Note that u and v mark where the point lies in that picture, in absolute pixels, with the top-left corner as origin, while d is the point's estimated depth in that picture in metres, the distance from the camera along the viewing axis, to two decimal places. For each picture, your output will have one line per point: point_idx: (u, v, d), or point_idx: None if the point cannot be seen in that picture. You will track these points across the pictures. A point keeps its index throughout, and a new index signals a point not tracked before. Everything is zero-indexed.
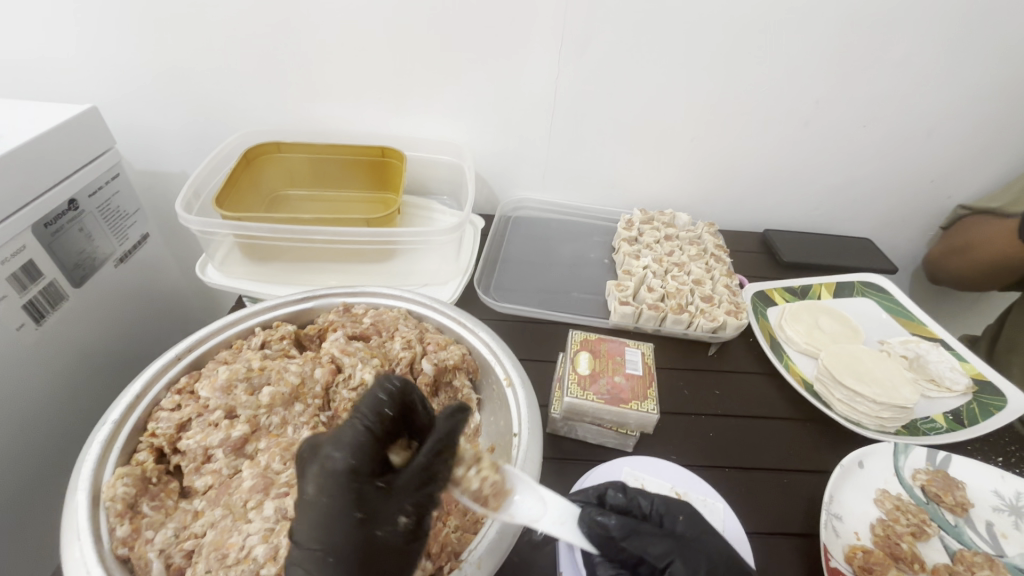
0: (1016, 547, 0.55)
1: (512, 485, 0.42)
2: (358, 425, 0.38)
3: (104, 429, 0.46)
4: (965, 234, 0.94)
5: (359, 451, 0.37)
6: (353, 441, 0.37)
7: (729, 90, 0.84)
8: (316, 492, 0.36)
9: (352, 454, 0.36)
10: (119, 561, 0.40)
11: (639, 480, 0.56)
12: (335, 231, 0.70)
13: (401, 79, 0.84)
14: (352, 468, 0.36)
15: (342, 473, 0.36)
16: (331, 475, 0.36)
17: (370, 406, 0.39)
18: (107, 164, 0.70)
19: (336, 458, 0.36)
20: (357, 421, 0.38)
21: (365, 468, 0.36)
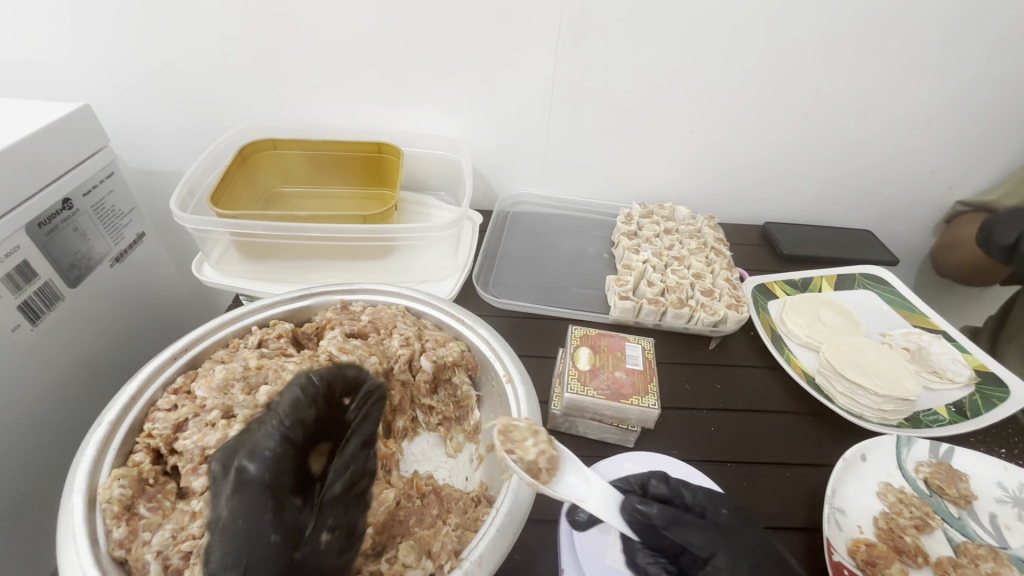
0: (1019, 539, 0.54)
1: (564, 465, 0.45)
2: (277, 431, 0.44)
3: (100, 430, 0.46)
4: (960, 230, 0.95)
5: (278, 463, 0.43)
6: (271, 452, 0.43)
7: (728, 81, 0.83)
8: (235, 510, 0.41)
9: (272, 466, 0.42)
10: (116, 563, 0.39)
11: None
12: (331, 228, 0.70)
13: (396, 73, 0.83)
14: (273, 480, 0.42)
15: (264, 485, 0.42)
16: (253, 488, 0.41)
17: (286, 413, 0.46)
18: (102, 163, 0.69)
19: (257, 470, 0.42)
20: (274, 430, 0.44)
21: (285, 480, 0.42)
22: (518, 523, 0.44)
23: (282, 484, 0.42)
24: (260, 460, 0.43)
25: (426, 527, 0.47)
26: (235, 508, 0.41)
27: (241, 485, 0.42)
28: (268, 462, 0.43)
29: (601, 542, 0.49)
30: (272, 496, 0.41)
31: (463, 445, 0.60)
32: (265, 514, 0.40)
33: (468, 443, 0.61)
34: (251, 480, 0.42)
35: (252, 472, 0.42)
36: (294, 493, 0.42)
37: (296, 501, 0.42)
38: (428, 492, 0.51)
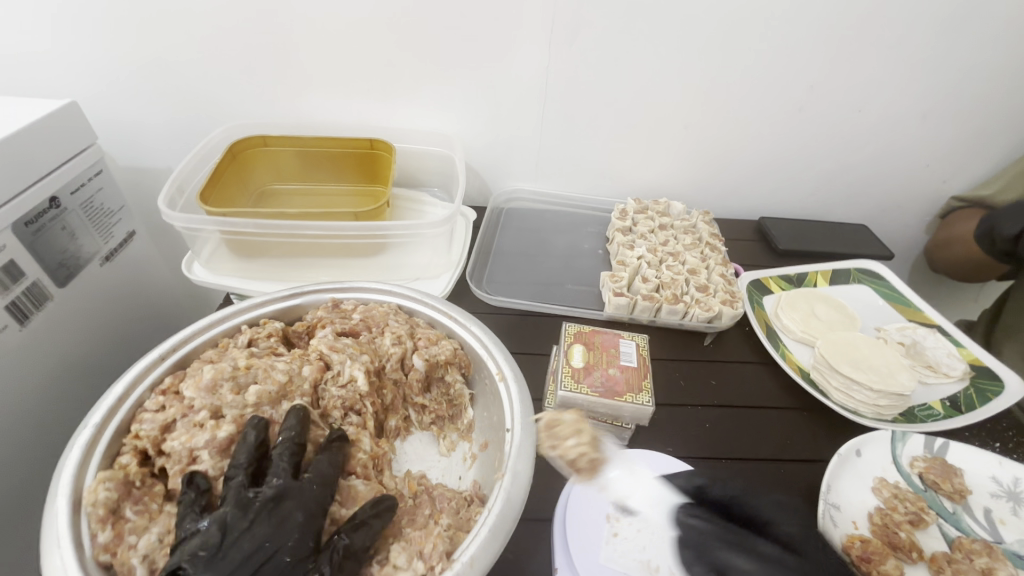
0: (1013, 533, 0.54)
1: (608, 462, 0.50)
2: (318, 475, 0.45)
3: (86, 432, 0.45)
4: (952, 231, 0.94)
5: (314, 506, 0.43)
6: (309, 495, 0.43)
7: (723, 76, 0.82)
8: (258, 539, 0.39)
9: (308, 509, 0.42)
10: (102, 567, 0.39)
11: None
12: (323, 226, 0.69)
13: (387, 68, 0.82)
14: (307, 519, 0.41)
15: (297, 522, 0.41)
16: (284, 523, 0.40)
17: (327, 461, 0.46)
18: (90, 160, 0.68)
19: (290, 506, 0.41)
20: (314, 475, 0.45)
21: (314, 524, 0.42)
22: (510, 523, 0.43)
23: (311, 528, 0.41)
24: (297, 499, 0.42)
25: (417, 527, 0.46)
26: (254, 537, 0.39)
27: (274, 515, 0.41)
28: (303, 500, 0.42)
29: (595, 538, 0.48)
30: (301, 536, 0.40)
31: (456, 444, 0.60)
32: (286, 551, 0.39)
33: (461, 441, 0.60)
34: (283, 513, 0.41)
35: (285, 507, 0.41)
36: (314, 541, 0.41)
37: (309, 546, 0.40)
38: (420, 492, 0.51)
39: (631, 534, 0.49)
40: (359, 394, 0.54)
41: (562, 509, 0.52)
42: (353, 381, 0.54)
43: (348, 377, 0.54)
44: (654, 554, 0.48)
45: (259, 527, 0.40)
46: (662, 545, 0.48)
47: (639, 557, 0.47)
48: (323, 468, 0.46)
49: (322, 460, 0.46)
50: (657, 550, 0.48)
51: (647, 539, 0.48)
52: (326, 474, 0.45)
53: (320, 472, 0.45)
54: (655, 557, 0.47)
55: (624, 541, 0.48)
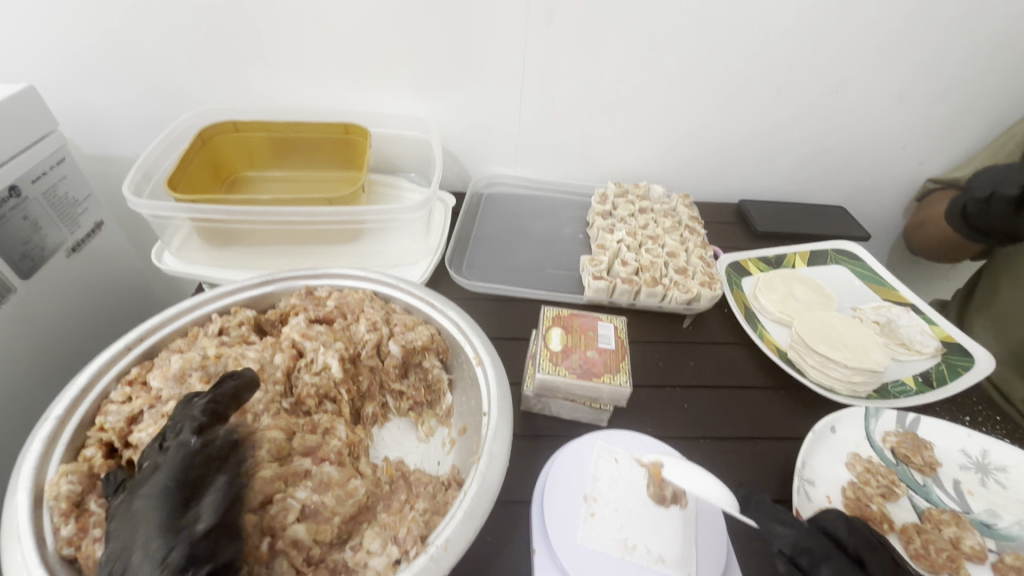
0: (981, 503, 0.56)
1: None
2: (174, 454, 0.40)
3: (47, 425, 0.44)
4: (928, 211, 0.96)
5: (164, 491, 0.38)
6: (160, 480, 0.38)
7: (701, 59, 0.82)
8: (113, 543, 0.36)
9: (159, 497, 0.37)
10: (65, 562, 0.38)
11: (613, 454, 0.54)
12: (297, 211, 0.67)
13: (359, 51, 0.79)
14: (155, 510, 0.37)
15: (144, 516, 0.37)
16: (133, 519, 0.37)
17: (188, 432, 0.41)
18: (52, 147, 0.65)
19: (144, 499, 0.37)
20: (173, 454, 0.40)
21: (165, 512, 0.37)
22: (487, 503, 0.43)
23: (162, 517, 0.37)
24: (146, 487, 0.38)
25: (392, 512, 0.47)
26: (115, 541, 0.36)
27: (129, 511, 0.37)
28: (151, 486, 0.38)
29: (572, 519, 0.48)
30: (148, 529, 0.36)
31: (435, 429, 0.60)
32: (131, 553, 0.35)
33: (440, 427, 0.60)
34: (136, 509, 0.37)
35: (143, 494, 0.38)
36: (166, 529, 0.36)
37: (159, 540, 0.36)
38: (397, 478, 0.52)
39: (608, 513, 0.49)
40: (333, 380, 0.53)
41: (539, 491, 0.52)
42: (327, 368, 0.53)
43: (322, 364, 0.53)
44: (630, 533, 0.47)
45: (119, 530, 0.37)
46: (638, 525, 0.48)
47: (616, 535, 0.47)
48: (184, 444, 0.40)
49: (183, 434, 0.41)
50: (634, 528, 0.48)
51: (624, 520, 0.48)
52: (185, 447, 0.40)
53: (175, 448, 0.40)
54: (632, 535, 0.47)
55: (601, 520, 0.48)
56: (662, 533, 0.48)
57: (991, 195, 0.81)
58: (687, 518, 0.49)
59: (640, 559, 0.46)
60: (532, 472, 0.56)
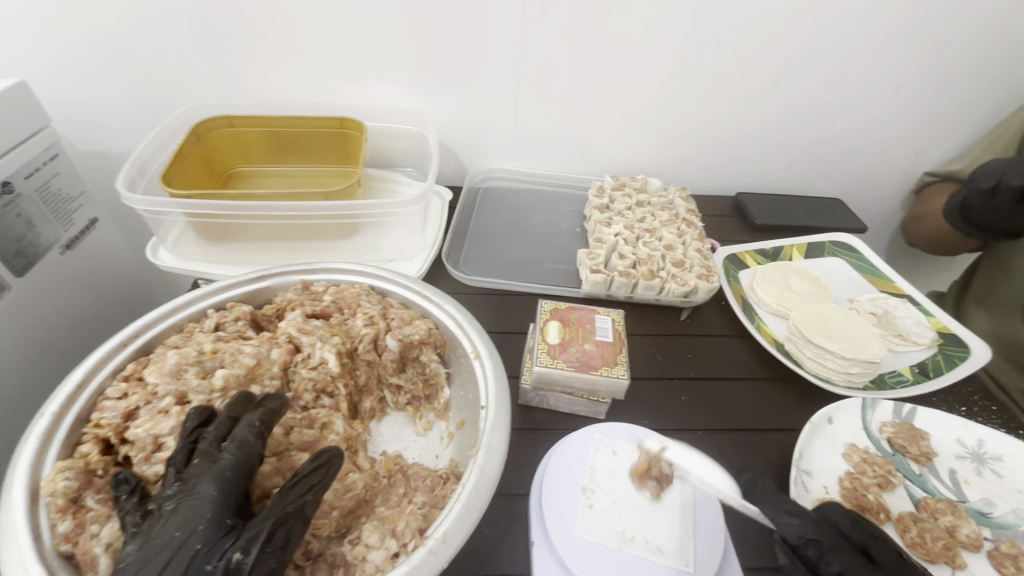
0: (977, 492, 0.56)
1: None
2: (235, 452, 0.41)
3: (42, 422, 0.44)
4: (927, 207, 0.96)
5: (230, 480, 0.40)
6: (223, 470, 0.40)
7: (698, 51, 0.81)
8: (173, 525, 0.37)
9: (222, 485, 0.39)
10: (63, 558, 0.38)
11: (610, 447, 0.54)
12: (292, 206, 0.66)
13: (353, 45, 0.79)
14: (221, 497, 0.39)
15: (208, 501, 0.38)
16: (197, 504, 0.38)
17: (249, 432, 0.42)
18: (44, 144, 0.65)
19: (204, 487, 0.39)
20: (233, 449, 0.41)
21: (230, 498, 0.39)
22: (485, 498, 0.43)
23: (228, 503, 0.39)
24: (209, 475, 0.40)
25: (391, 506, 0.46)
26: (174, 523, 0.37)
27: (188, 499, 0.38)
28: (214, 474, 0.40)
29: (571, 512, 0.48)
30: (214, 512, 0.38)
31: (433, 423, 0.60)
32: (195, 535, 0.36)
33: (439, 422, 0.60)
34: (197, 495, 0.39)
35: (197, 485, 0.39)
36: (230, 514, 0.38)
37: (226, 522, 0.38)
38: (395, 471, 0.52)
39: (606, 505, 0.49)
40: (330, 375, 0.53)
41: (536, 485, 0.52)
42: (324, 363, 0.53)
43: (319, 358, 0.53)
44: (628, 525, 0.48)
45: (179, 512, 0.38)
46: (636, 517, 0.48)
47: (615, 527, 0.47)
48: (245, 442, 0.42)
49: (241, 433, 0.42)
50: (632, 520, 0.48)
51: (622, 512, 0.48)
52: (244, 445, 0.42)
53: (236, 445, 0.41)
54: (630, 527, 0.47)
55: (599, 513, 0.48)
56: (661, 524, 0.48)
57: (996, 184, 0.79)
58: (685, 509, 0.49)
59: (637, 550, 0.46)
60: (531, 465, 0.56)
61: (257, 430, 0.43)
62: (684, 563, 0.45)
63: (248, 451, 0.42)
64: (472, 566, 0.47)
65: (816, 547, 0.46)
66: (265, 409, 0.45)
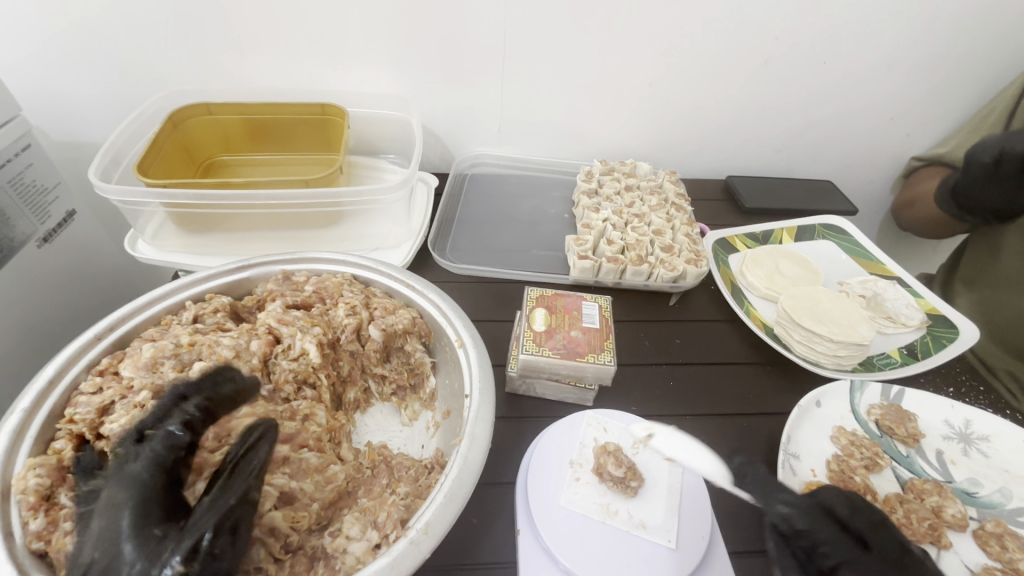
0: (963, 472, 0.56)
1: None
2: (158, 443, 0.39)
3: (13, 418, 0.42)
4: (924, 186, 0.94)
5: (148, 482, 0.37)
6: (140, 472, 0.37)
7: (688, 31, 0.79)
8: (91, 545, 0.34)
9: (135, 489, 0.36)
10: (35, 556, 0.37)
11: (601, 424, 0.54)
12: (273, 194, 0.65)
13: (333, 29, 0.77)
14: (138, 503, 0.35)
15: (124, 509, 0.35)
16: (114, 518, 0.35)
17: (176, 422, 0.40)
18: (15, 133, 0.62)
19: (115, 495, 0.36)
20: (155, 443, 0.38)
21: (154, 504, 0.36)
22: (468, 487, 0.43)
23: (149, 509, 0.35)
24: (122, 481, 0.37)
25: (373, 497, 0.46)
26: (92, 545, 0.34)
27: (101, 514, 0.35)
28: (123, 476, 0.37)
29: (557, 484, 0.49)
30: (137, 520, 0.35)
31: (419, 413, 0.59)
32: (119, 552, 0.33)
33: (424, 412, 0.59)
34: (110, 508, 0.35)
35: (109, 495, 0.36)
36: (159, 520, 0.35)
37: (156, 530, 0.35)
38: (378, 462, 0.51)
39: (592, 478, 0.50)
40: (312, 367, 0.52)
41: (522, 472, 0.51)
42: (305, 354, 0.52)
43: (300, 349, 0.52)
44: (612, 499, 0.48)
45: (95, 532, 0.35)
46: (614, 491, 0.49)
47: (599, 501, 0.48)
48: (169, 434, 0.39)
49: (168, 425, 0.40)
50: (615, 495, 0.49)
51: (607, 486, 0.49)
52: (168, 437, 0.39)
53: (156, 439, 0.39)
54: (614, 501, 0.48)
55: (584, 486, 0.49)
56: (642, 501, 0.48)
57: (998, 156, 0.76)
58: (671, 489, 0.49)
59: (620, 523, 0.46)
60: (516, 452, 0.55)
61: (187, 418, 0.41)
62: (666, 539, 0.45)
63: (172, 443, 0.39)
64: (457, 554, 0.47)
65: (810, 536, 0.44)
66: (204, 398, 0.43)
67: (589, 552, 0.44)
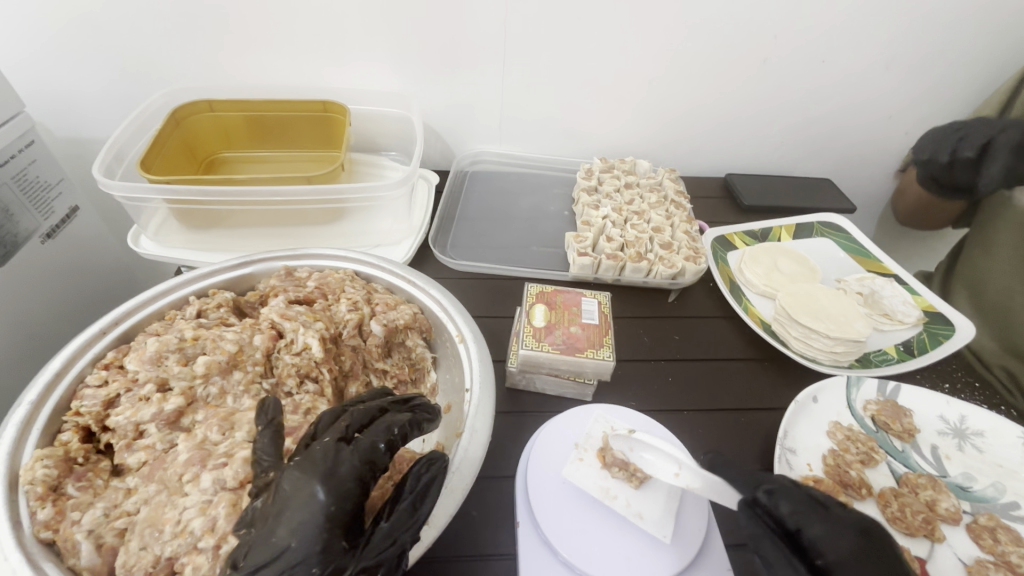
0: (957, 467, 0.57)
1: None
2: (362, 451, 0.40)
3: (20, 410, 0.43)
4: (909, 177, 0.98)
5: (347, 490, 0.38)
6: (344, 477, 0.38)
7: (687, 29, 0.80)
8: (289, 531, 0.35)
9: (333, 494, 0.37)
10: (44, 545, 0.38)
11: (610, 423, 0.54)
12: (275, 190, 0.65)
13: (335, 26, 0.77)
14: (336, 507, 0.37)
15: (320, 509, 0.36)
16: (309, 509, 0.36)
17: (382, 438, 0.41)
18: (18, 129, 0.63)
19: (313, 487, 0.37)
20: (361, 453, 0.40)
21: (344, 514, 0.37)
22: (467, 480, 0.43)
23: (342, 517, 0.37)
24: (322, 476, 0.38)
25: None
26: (286, 530, 0.36)
27: (298, 503, 0.36)
28: (321, 472, 0.38)
29: (557, 476, 0.50)
30: (331, 525, 0.36)
31: None
32: (311, 557, 0.35)
33: None
34: (306, 498, 0.36)
35: (309, 484, 0.37)
36: (342, 533, 0.37)
37: (342, 543, 0.36)
38: None
39: (596, 461, 0.50)
40: (314, 361, 0.52)
41: (523, 465, 0.52)
42: (308, 349, 0.52)
43: (302, 344, 0.52)
44: (613, 484, 0.49)
45: (287, 517, 0.36)
46: (619, 478, 0.49)
47: (600, 483, 0.49)
48: (374, 448, 0.40)
49: (376, 438, 0.41)
50: (619, 481, 0.49)
51: (609, 471, 0.50)
52: (374, 452, 0.40)
53: (363, 449, 0.40)
54: (616, 486, 0.49)
55: (586, 467, 0.50)
56: (645, 493, 0.49)
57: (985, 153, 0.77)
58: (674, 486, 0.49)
59: (617, 508, 0.47)
60: (515, 446, 0.56)
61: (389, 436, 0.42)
62: (661, 534, 0.45)
63: (376, 458, 0.40)
64: (458, 545, 0.47)
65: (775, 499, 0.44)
66: (408, 418, 0.44)
67: (587, 542, 0.45)
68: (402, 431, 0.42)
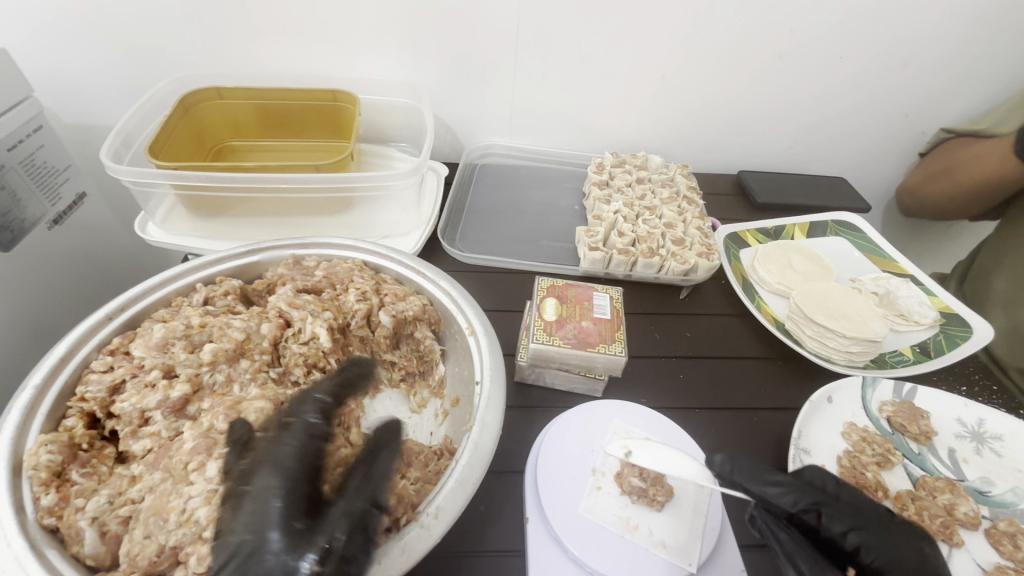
0: (975, 471, 0.56)
1: None
2: (299, 431, 0.41)
3: (24, 395, 0.42)
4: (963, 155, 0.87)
5: (293, 472, 0.38)
6: (284, 461, 0.39)
7: (702, 23, 0.78)
8: (243, 525, 0.36)
9: (281, 477, 0.38)
10: (47, 531, 0.37)
11: (630, 433, 0.52)
12: (284, 177, 0.64)
13: (344, 15, 0.76)
14: (286, 489, 0.37)
15: (270, 495, 0.37)
16: (258, 501, 0.37)
17: (315, 408, 0.43)
18: (27, 113, 0.62)
19: (264, 479, 0.38)
20: (298, 433, 0.41)
21: (295, 499, 0.37)
22: (478, 471, 0.43)
23: (296, 500, 0.37)
24: (269, 467, 0.38)
25: None
26: (242, 525, 0.36)
27: (251, 497, 0.37)
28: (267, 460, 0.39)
29: (565, 474, 0.49)
30: (284, 509, 0.36)
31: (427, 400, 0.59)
32: (263, 545, 0.35)
33: (434, 399, 0.60)
34: (257, 488, 0.37)
35: (257, 478, 0.38)
36: (299, 515, 0.36)
37: (298, 525, 0.36)
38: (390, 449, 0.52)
39: (614, 487, 0.48)
40: (322, 351, 0.52)
41: (531, 460, 0.51)
42: (316, 339, 0.52)
43: (310, 334, 0.51)
44: (634, 512, 0.46)
45: (245, 511, 0.37)
46: (639, 505, 0.47)
47: (620, 513, 0.46)
48: (309, 426, 0.41)
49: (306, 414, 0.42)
50: (639, 508, 0.47)
51: (630, 498, 0.47)
52: (311, 428, 0.41)
53: (298, 428, 0.41)
54: (636, 514, 0.46)
55: (605, 495, 0.47)
56: (669, 514, 0.47)
57: None
58: (698, 509, 0.47)
59: (640, 539, 0.45)
60: (525, 442, 0.55)
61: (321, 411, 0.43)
62: (688, 562, 0.43)
63: (314, 433, 0.41)
64: (466, 540, 0.47)
65: (815, 513, 0.44)
66: (340, 379, 0.47)
67: (594, 541, 0.44)
68: (330, 396, 0.45)
